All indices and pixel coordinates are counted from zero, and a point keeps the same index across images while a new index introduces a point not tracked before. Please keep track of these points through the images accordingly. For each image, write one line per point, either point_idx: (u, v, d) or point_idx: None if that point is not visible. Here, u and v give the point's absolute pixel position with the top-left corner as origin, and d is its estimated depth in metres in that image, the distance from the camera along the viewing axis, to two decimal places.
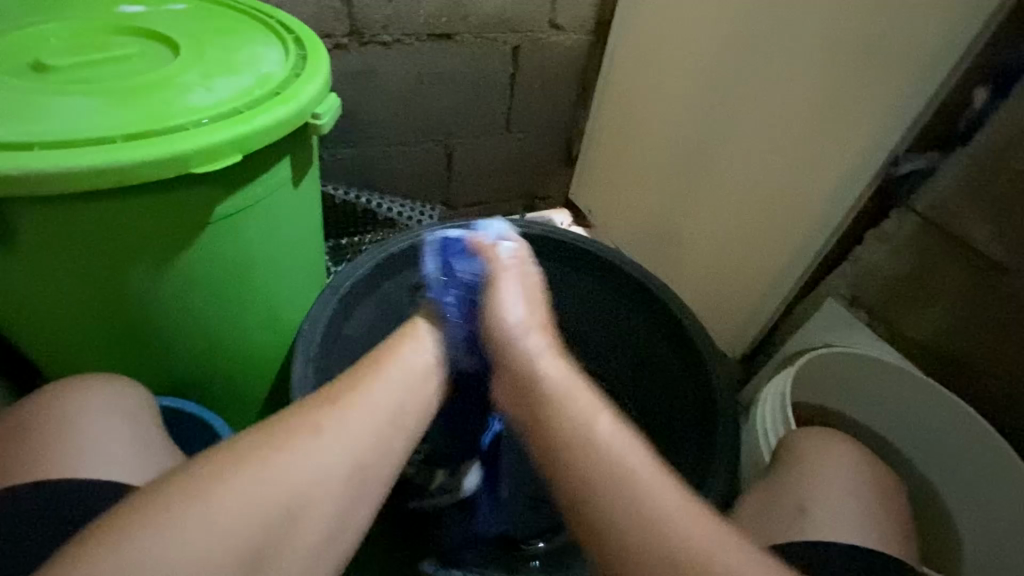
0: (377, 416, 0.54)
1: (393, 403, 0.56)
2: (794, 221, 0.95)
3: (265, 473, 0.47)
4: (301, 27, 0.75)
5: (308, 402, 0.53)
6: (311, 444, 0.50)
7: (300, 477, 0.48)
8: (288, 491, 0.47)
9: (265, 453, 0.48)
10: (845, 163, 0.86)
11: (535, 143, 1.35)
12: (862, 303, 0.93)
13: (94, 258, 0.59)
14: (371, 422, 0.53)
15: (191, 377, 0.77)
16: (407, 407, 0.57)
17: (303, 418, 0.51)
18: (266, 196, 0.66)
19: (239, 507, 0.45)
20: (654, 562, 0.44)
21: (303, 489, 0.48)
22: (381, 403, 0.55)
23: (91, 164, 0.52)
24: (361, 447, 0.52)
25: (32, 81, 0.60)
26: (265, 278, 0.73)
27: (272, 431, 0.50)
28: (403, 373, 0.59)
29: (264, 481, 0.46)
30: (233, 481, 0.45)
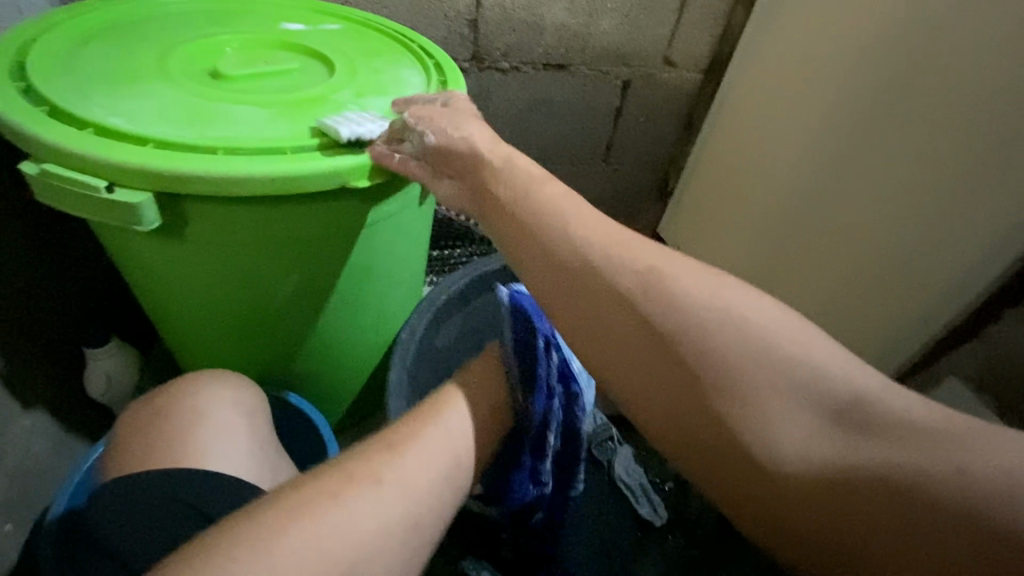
0: (451, 443, 0.58)
1: (457, 430, 0.60)
2: (915, 288, 0.88)
3: (376, 484, 0.48)
4: (439, 53, 0.78)
5: (368, 449, 0.52)
6: (410, 462, 0.52)
7: (401, 489, 0.50)
8: (394, 504, 0.48)
9: (368, 468, 0.50)
10: (992, 232, 0.78)
11: (631, 176, 1.34)
12: (988, 388, 0.87)
13: (244, 255, 0.63)
14: (447, 447, 0.57)
15: (297, 373, 0.81)
16: (458, 465, 0.57)
17: (367, 464, 0.49)
18: (397, 210, 0.69)
19: (350, 516, 0.45)
20: (806, 421, 0.43)
21: (406, 503, 0.49)
22: (451, 432, 0.59)
23: (263, 172, 0.55)
24: (443, 467, 0.55)
25: (210, 88, 0.66)
26: (380, 287, 0.76)
27: (335, 474, 0.48)
28: (452, 431, 0.59)
29: (375, 492, 0.48)
30: (345, 492, 0.47)
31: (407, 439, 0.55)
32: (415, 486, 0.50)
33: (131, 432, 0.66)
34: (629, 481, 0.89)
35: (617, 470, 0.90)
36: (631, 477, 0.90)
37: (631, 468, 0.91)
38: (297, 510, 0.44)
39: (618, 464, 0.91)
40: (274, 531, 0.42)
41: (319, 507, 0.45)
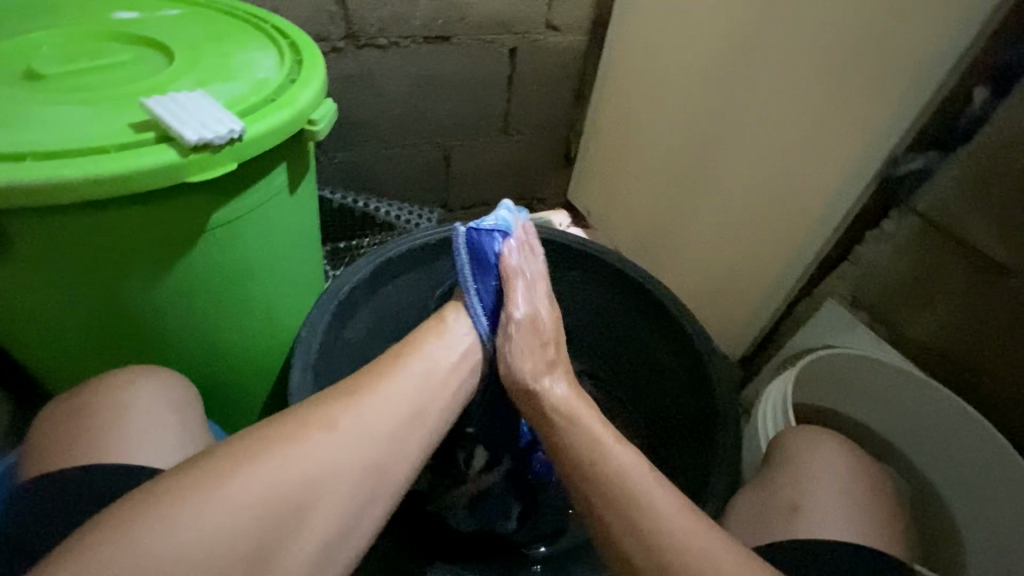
0: (416, 388, 0.58)
1: (429, 375, 0.60)
2: (790, 221, 0.94)
3: (321, 432, 0.51)
4: (296, 31, 0.74)
5: (332, 393, 0.54)
6: (361, 410, 0.53)
7: (348, 440, 0.51)
8: (341, 453, 0.51)
9: (316, 417, 0.52)
10: (847, 160, 0.84)
11: (532, 145, 1.34)
12: (862, 303, 0.92)
13: (92, 267, 0.60)
14: (412, 394, 0.58)
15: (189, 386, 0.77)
16: (428, 405, 0.58)
17: (322, 411, 0.52)
18: (263, 203, 0.66)
19: (292, 467, 0.48)
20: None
21: (349, 457, 0.51)
22: (423, 374, 0.60)
23: (85, 174, 0.52)
24: (401, 420, 0.55)
25: (24, 90, 0.59)
26: (261, 283, 0.73)
27: (291, 421, 0.51)
28: (427, 368, 0.61)
29: (317, 447, 0.50)
30: (292, 438, 0.49)
31: (372, 385, 0.56)
32: (362, 436, 0.52)
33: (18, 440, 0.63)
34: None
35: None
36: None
37: None
38: (237, 458, 0.47)
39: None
40: (219, 478, 0.45)
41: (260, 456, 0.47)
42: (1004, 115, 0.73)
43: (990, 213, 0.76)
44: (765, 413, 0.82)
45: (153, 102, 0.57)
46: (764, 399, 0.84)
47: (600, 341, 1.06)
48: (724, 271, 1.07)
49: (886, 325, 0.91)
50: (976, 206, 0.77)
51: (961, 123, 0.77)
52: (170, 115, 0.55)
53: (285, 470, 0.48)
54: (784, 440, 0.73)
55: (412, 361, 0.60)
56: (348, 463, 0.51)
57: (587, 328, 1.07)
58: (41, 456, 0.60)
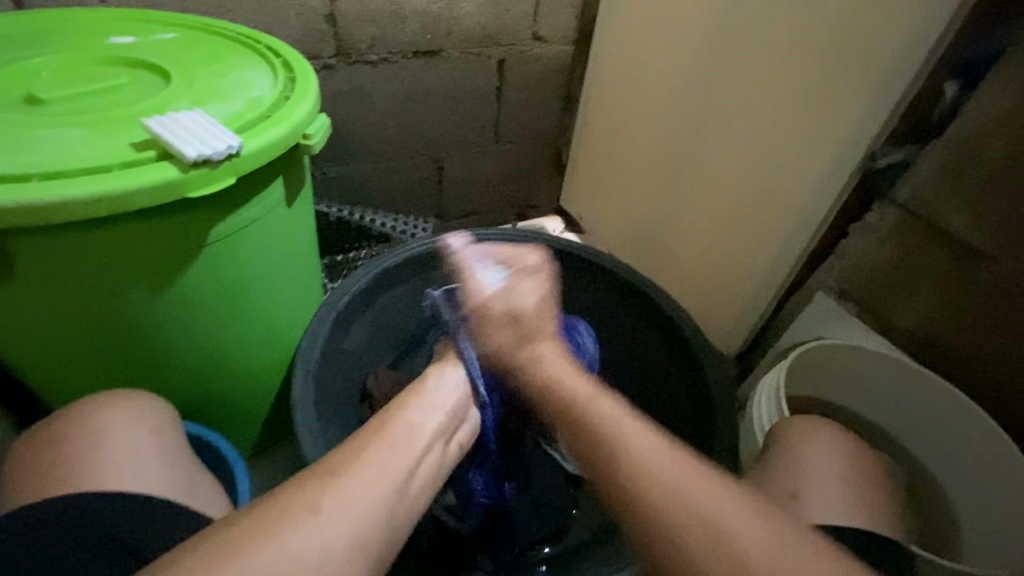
0: (396, 452, 0.53)
1: (412, 439, 0.55)
2: (776, 217, 0.96)
3: (304, 514, 0.45)
4: (288, 50, 0.76)
5: (313, 469, 0.48)
6: (348, 486, 0.48)
7: (334, 518, 0.45)
8: (332, 533, 0.44)
9: (298, 497, 0.46)
10: (828, 155, 0.87)
11: (523, 153, 1.36)
12: (850, 296, 0.94)
13: (94, 283, 0.61)
14: (400, 462, 0.52)
15: (189, 399, 0.77)
16: (415, 471, 0.53)
17: (306, 488, 0.46)
18: (259, 216, 0.67)
19: (279, 560, 0.42)
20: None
21: (338, 536, 0.45)
22: (405, 437, 0.55)
23: (86, 193, 0.53)
24: (390, 490, 0.49)
25: (25, 114, 0.61)
26: (261, 295, 0.74)
27: (273, 503, 0.45)
28: (409, 435, 0.56)
29: (303, 529, 0.44)
30: (276, 525, 0.43)
31: (355, 457, 0.50)
32: (353, 512, 0.46)
33: (13, 459, 0.63)
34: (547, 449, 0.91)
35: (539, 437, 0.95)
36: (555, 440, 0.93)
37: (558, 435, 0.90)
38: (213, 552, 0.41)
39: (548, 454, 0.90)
40: (199, 568, 0.40)
41: (238, 552, 0.41)
42: (975, 106, 0.75)
43: (968, 200, 0.79)
44: (759, 406, 0.83)
45: (152, 121, 0.59)
46: (758, 393, 0.85)
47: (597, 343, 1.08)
48: (714, 270, 1.09)
49: (874, 316, 0.93)
50: (954, 194, 0.80)
51: (934, 116, 0.81)
52: (170, 133, 0.57)
53: (269, 561, 0.42)
54: (780, 429, 0.74)
55: (389, 430, 0.55)
56: (340, 543, 0.44)
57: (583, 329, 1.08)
58: (32, 479, 0.60)
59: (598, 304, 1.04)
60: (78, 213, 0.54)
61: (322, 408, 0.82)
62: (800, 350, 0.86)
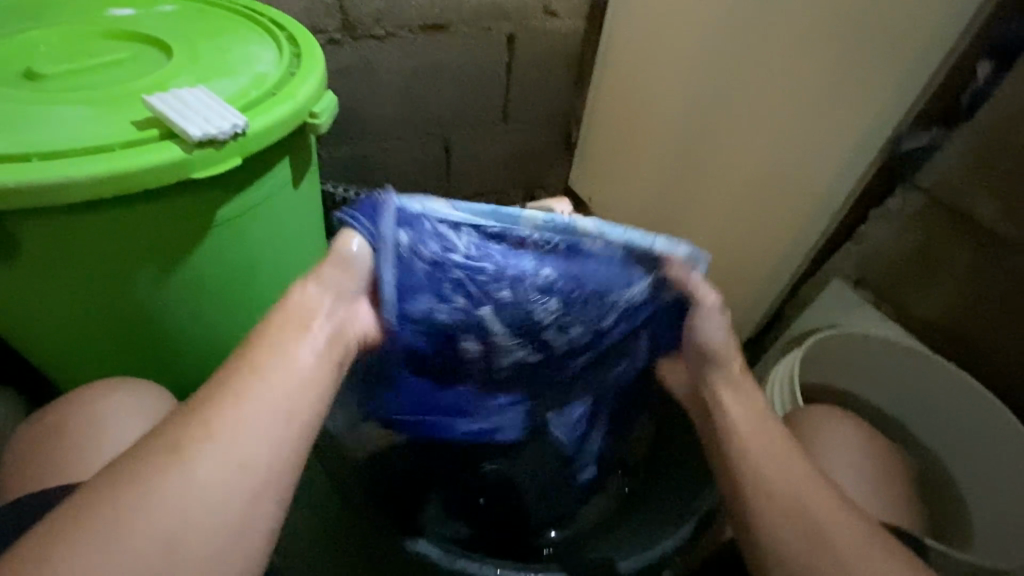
0: (283, 388, 0.45)
1: (295, 375, 0.46)
2: (793, 201, 0.93)
3: (183, 459, 0.39)
4: (292, 24, 0.73)
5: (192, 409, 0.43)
6: (225, 420, 0.42)
7: (220, 459, 0.40)
8: (218, 473, 0.40)
9: (170, 445, 0.40)
10: (850, 139, 0.84)
11: (533, 134, 1.33)
12: (867, 283, 0.92)
13: (98, 266, 0.60)
14: (285, 393, 0.45)
15: (195, 381, 0.77)
16: (308, 399, 0.46)
17: (186, 429, 0.41)
18: (266, 198, 0.66)
19: (170, 498, 0.38)
20: None
21: (230, 469, 0.40)
22: (277, 367, 0.46)
23: (87, 175, 0.52)
24: (291, 420, 0.44)
25: (23, 90, 0.59)
26: (268, 278, 0.73)
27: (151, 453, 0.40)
28: (286, 369, 0.46)
29: (186, 472, 0.39)
30: (160, 468, 0.39)
31: (234, 391, 0.44)
32: (242, 445, 0.41)
33: (21, 442, 0.63)
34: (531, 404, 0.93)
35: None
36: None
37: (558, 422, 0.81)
38: (93, 516, 0.36)
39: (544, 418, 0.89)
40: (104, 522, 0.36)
41: (119, 502, 0.37)
42: (1009, 88, 0.72)
43: (995, 187, 0.76)
44: (773, 393, 0.82)
45: (153, 98, 0.57)
46: (771, 381, 0.84)
47: None
48: (727, 254, 1.07)
49: (891, 303, 0.91)
50: (981, 181, 0.77)
51: (963, 100, 0.78)
52: (173, 112, 0.56)
53: (163, 515, 0.37)
54: (794, 419, 0.73)
55: (260, 367, 0.45)
56: (232, 474, 0.40)
57: None
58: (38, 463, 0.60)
59: None
60: (79, 196, 0.53)
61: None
62: (815, 338, 0.85)
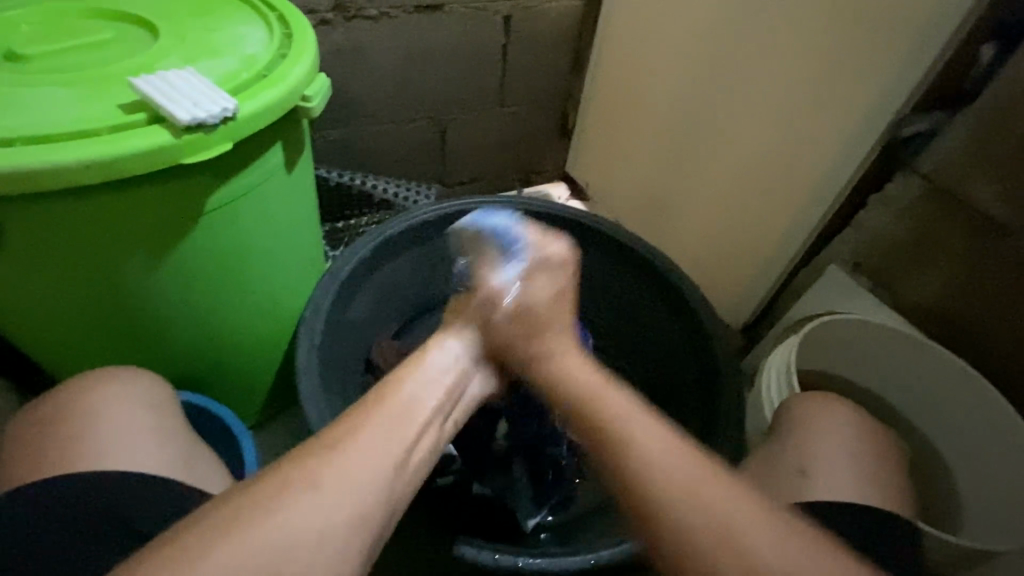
0: (392, 438, 0.48)
1: (404, 428, 0.50)
2: (792, 187, 0.92)
3: (299, 497, 0.42)
4: (282, 2, 0.71)
5: (308, 447, 0.46)
6: (345, 463, 0.45)
7: (327, 502, 0.43)
8: (322, 515, 0.42)
9: (291, 477, 0.43)
10: (850, 123, 0.83)
11: (529, 117, 1.31)
12: (864, 269, 0.92)
13: (87, 253, 0.59)
14: (392, 442, 0.48)
15: (192, 371, 0.77)
16: (412, 455, 0.49)
17: (302, 469, 0.44)
18: (258, 183, 0.64)
19: (273, 536, 0.41)
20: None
21: (339, 514, 0.43)
22: (398, 421, 0.50)
23: (75, 160, 0.51)
24: (395, 472, 0.47)
25: (5, 71, 0.58)
26: (262, 265, 0.72)
27: (264, 486, 0.43)
28: (397, 422, 0.50)
29: (294, 515, 0.42)
30: (271, 506, 0.42)
31: (351, 433, 0.47)
32: (349, 490, 0.44)
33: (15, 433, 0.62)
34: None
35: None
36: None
37: None
38: (208, 537, 0.40)
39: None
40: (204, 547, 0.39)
41: (231, 532, 0.40)
42: (1012, 71, 0.71)
43: (995, 172, 0.75)
44: (769, 380, 0.83)
45: (141, 80, 0.55)
46: (767, 368, 0.84)
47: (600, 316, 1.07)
48: (725, 241, 1.07)
49: (888, 289, 0.91)
50: (982, 165, 0.76)
51: (966, 83, 0.78)
52: (161, 94, 0.54)
53: (266, 550, 0.40)
54: (789, 406, 0.73)
55: (380, 414, 0.50)
56: (336, 518, 0.43)
57: (585, 299, 1.08)
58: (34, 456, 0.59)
59: (602, 270, 1.03)
60: (67, 182, 0.52)
61: (329, 379, 0.83)
62: (812, 324, 0.85)
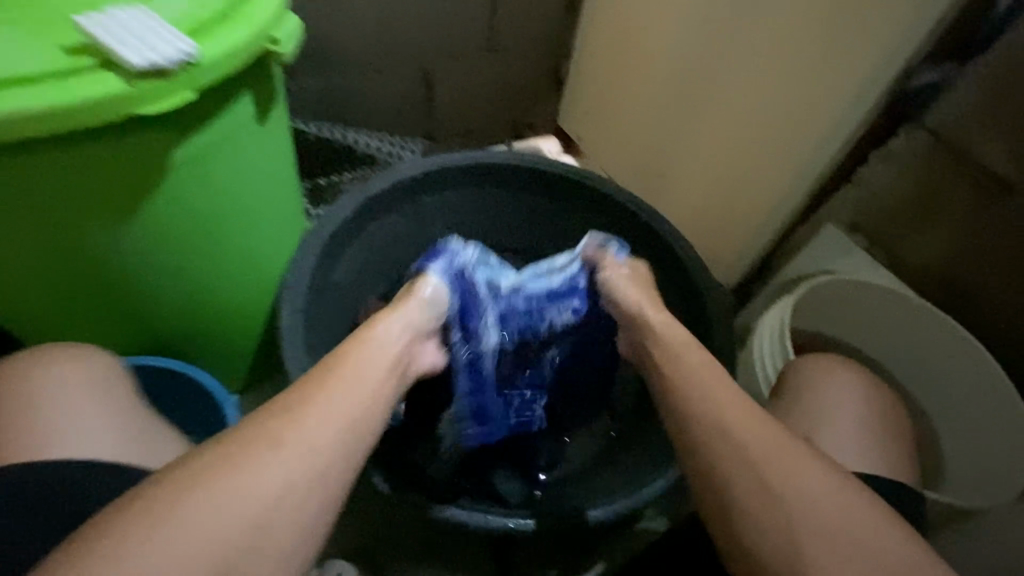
0: (346, 397, 0.50)
1: (360, 388, 0.52)
2: (793, 143, 0.89)
3: (256, 458, 0.45)
4: None
5: (266, 409, 0.48)
6: (299, 425, 0.47)
7: (286, 458, 0.46)
8: (279, 474, 0.45)
9: (253, 441, 0.46)
10: (857, 74, 0.78)
11: (520, 67, 1.24)
12: (862, 228, 0.90)
13: (49, 214, 0.56)
14: (348, 401, 0.50)
15: (172, 336, 0.74)
16: (369, 412, 0.51)
17: (259, 429, 0.46)
18: (229, 136, 0.60)
19: (234, 495, 0.43)
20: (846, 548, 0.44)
21: (296, 471, 0.45)
22: (352, 384, 0.52)
23: (21, 112, 0.47)
24: (351, 428, 0.49)
25: None
26: (240, 225, 0.69)
27: (227, 447, 0.45)
28: (353, 382, 0.52)
29: (252, 472, 0.44)
30: (232, 464, 0.44)
31: (306, 396, 0.49)
32: (303, 447, 0.46)
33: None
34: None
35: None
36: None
37: None
38: (175, 494, 0.42)
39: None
40: (171, 507, 0.42)
41: (193, 489, 0.43)
42: None
43: (1004, 126, 0.72)
44: (762, 343, 0.82)
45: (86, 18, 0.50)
46: (761, 329, 0.84)
47: None
48: (720, 199, 1.04)
49: (885, 249, 0.89)
50: (991, 119, 0.73)
51: (983, 31, 0.73)
52: (110, 35, 0.49)
53: (224, 509, 0.42)
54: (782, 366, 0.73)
55: (335, 376, 0.52)
56: (293, 475, 0.45)
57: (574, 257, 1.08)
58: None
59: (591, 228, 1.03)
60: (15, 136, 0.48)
61: (314, 341, 0.82)
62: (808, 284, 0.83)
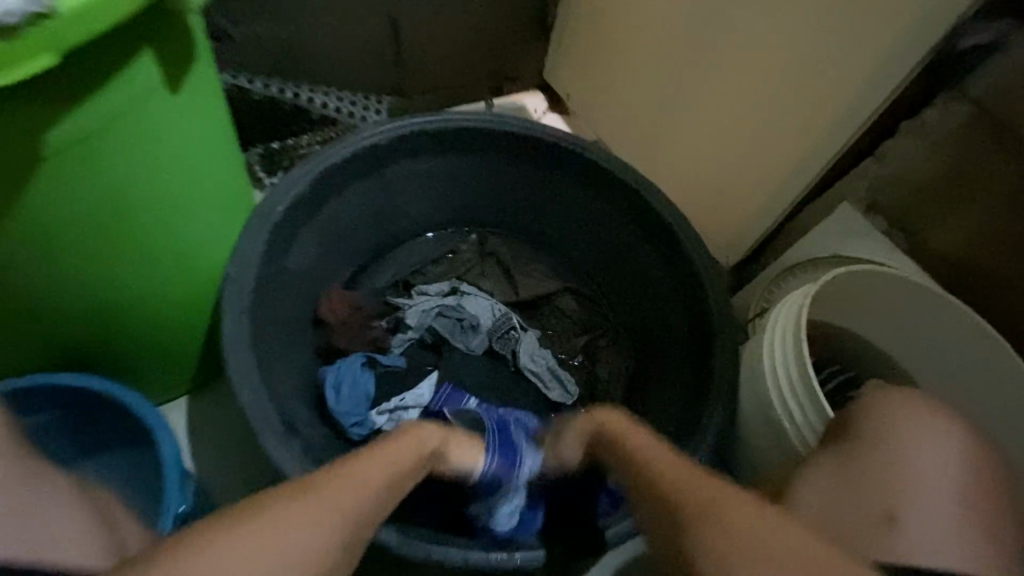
0: (374, 483, 0.55)
1: (384, 480, 0.56)
2: (811, 111, 0.78)
3: (284, 512, 0.48)
4: None
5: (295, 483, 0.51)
6: (329, 494, 0.51)
7: (309, 525, 0.48)
8: (300, 540, 0.47)
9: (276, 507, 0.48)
10: (896, 32, 0.67)
11: (502, 11, 1.07)
12: (881, 210, 0.81)
13: None
14: (371, 486, 0.54)
15: (109, 338, 0.68)
16: (382, 501, 0.55)
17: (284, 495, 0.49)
18: (129, 111, 0.52)
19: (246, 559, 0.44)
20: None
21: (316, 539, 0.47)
22: (378, 474, 0.56)
23: None
24: (367, 514, 0.52)
25: None
26: (161, 215, 0.61)
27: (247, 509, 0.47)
28: (379, 473, 0.56)
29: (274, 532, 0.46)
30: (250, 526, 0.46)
31: (333, 476, 0.53)
32: (329, 517, 0.49)
33: None
34: (508, 340, 0.92)
35: (466, 309, 0.92)
36: (496, 318, 0.93)
37: (541, 353, 0.92)
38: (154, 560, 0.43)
39: (523, 352, 0.91)
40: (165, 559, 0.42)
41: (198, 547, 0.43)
42: None
43: None
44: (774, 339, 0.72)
45: None
46: (773, 324, 0.70)
47: (574, 251, 0.98)
48: (722, 171, 0.93)
49: (906, 234, 0.80)
50: None
51: None
52: None
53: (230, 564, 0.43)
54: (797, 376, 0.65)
55: (361, 464, 0.55)
56: (306, 543, 0.47)
57: (560, 231, 0.97)
58: None
59: (579, 199, 0.92)
60: None
61: (264, 340, 0.73)
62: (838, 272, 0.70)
